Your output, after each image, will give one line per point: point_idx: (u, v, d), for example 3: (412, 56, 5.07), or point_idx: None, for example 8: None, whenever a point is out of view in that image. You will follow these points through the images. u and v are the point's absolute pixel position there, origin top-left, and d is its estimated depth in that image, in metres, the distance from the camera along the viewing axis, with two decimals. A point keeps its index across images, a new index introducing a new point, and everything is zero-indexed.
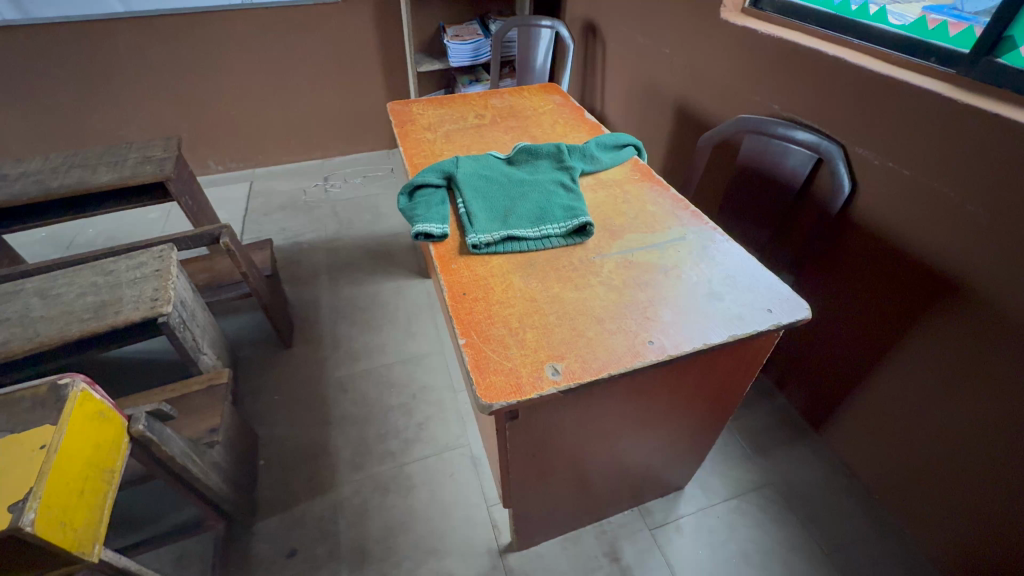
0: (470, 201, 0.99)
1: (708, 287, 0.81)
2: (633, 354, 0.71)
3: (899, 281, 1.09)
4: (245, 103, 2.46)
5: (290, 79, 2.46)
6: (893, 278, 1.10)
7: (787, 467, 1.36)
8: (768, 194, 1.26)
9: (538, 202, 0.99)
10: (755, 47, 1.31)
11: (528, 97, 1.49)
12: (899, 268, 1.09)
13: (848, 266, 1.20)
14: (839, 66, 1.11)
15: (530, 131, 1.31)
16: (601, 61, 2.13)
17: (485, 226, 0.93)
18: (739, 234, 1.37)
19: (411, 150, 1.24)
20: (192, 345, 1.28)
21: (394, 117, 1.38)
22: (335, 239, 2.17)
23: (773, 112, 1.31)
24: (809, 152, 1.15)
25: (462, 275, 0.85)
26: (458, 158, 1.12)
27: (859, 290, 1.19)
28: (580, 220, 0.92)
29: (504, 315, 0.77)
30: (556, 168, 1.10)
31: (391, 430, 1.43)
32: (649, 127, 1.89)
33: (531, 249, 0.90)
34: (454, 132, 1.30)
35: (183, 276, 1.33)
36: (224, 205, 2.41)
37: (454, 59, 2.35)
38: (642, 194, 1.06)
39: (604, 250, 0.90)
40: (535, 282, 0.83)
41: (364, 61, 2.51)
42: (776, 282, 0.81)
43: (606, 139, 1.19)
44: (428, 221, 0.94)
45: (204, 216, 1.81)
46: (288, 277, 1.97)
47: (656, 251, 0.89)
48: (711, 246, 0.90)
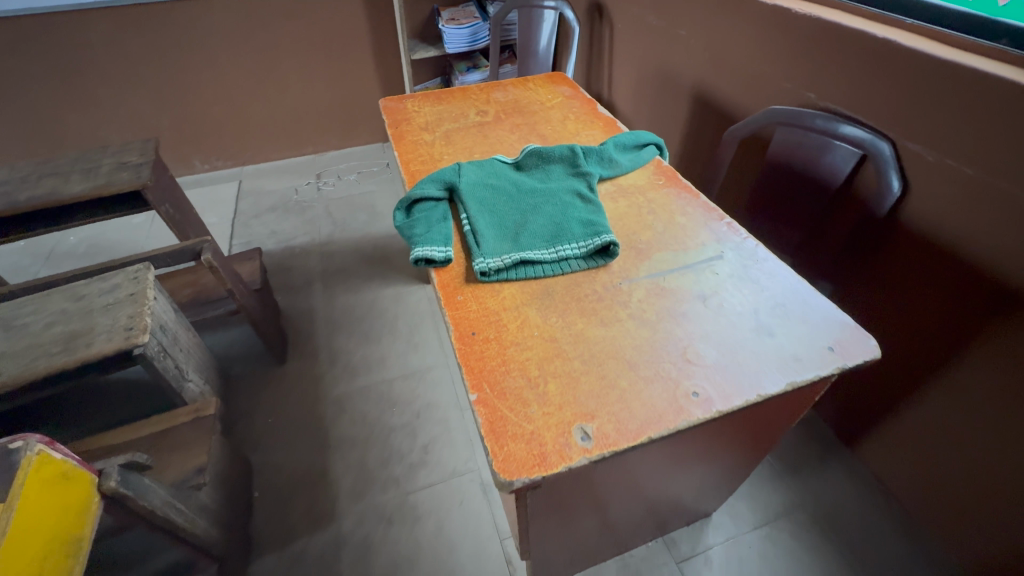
0: (477, 217, 0.87)
1: (755, 320, 0.70)
2: (675, 410, 0.60)
3: (953, 296, 0.98)
4: (231, 97, 2.32)
5: (277, 70, 2.30)
6: (946, 291, 0.99)
7: (820, 489, 1.26)
8: (803, 194, 1.14)
9: (554, 217, 0.87)
10: (787, 28, 1.17)
11: (534, 89, 1.35)
12: (954, 281, 0.97)
13: (892, 275, 1.09)
14: (889, 49, 0.97)
15: (538, 129, 1.18)
16: (608, 44, 1.98)
17: (494, 248, 0.82)
18: (769, 236, 1.25)
19: (406, 154, 1.11)
20: (175, 373, 1.17)
21: (387, 116, 1.25)
22: (329, 243, 2.05)
23: (809, 101, 1.17)
24: (853, 148, 1.03)
25: (470, 309, 0.74)
26: (460, 165, 0.99)
27: (903, 302, 1.08)
28: (603, 239, 0.80)
29: (521, 361, 0.66)
30: (570, 174, 0.97)
31: (393, 454, 1.34)
32: (663, 116, 1.75)
33: (547, 275, 0.78)
34: (454, 132, 1.18)
35: (163, 297, 1.22)
36: (212, 207, 2.28)
37: (450, 45, 2.19)
38: (669, 202, 0.94)
39: (630, 274, 0.79)
40: (554, 317, 0.72)
41: (354, 49, 2.35)
42: (834, 313, 0.71)
43: (624, 138, 1.06)
44: (429, 243, 0.83)
45: (188, 224, 1.69)
46: (280, 286, 1.85)
47: (692, 274, 0.78)
48: (754, 267, 0.78)
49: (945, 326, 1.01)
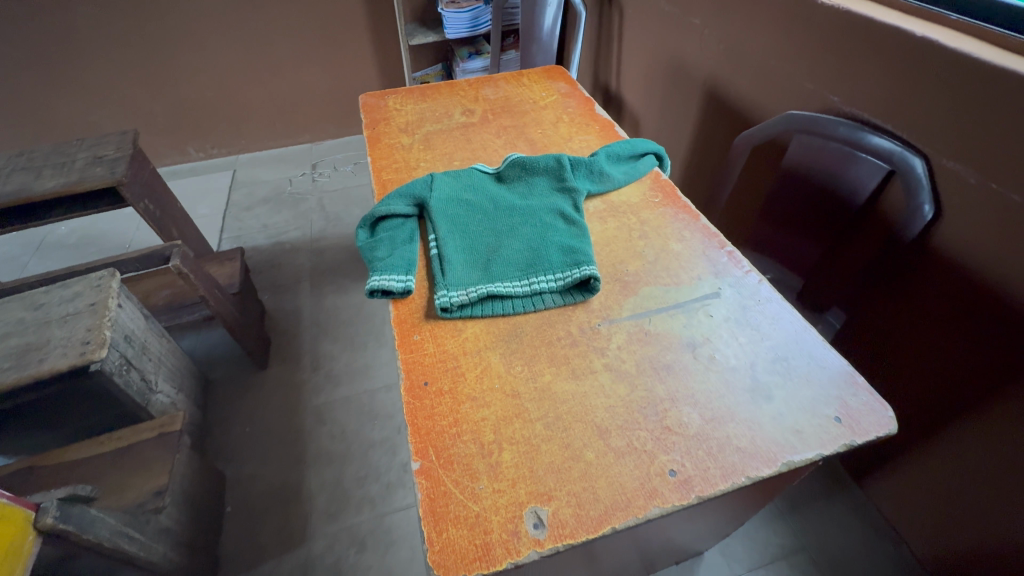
0: (445, 240, 0.78)
1: (750, 378, 0.60)
2: (647, 493, 0.51)
3: (982, 338, 0.86)
4: (224, 83, 2.23)
5: (270, 55, 2.20)
6: (974, 331, 0.87)
7: (824, 529, 1.17)
8: (820, 211, 1.03)
9: (531, 241, 0.78)
10: (813, 21, 1.04)
11: (527, 85, 1.24)
12: (982, 321, 0.85)
13: (911, 307, 0.97)
14: (932, 49, 0.84)
15: (527, 133, 1.07)
16: (617, 30, 1.83)
17: (460, 278, 0.73)
18: (779, 255, 1.13)
19: (380, 160, 1.02)
20: (140, 386, 1.12)
21: (366, 114, 1.16)
22: (320, 239, 1.97)
23: (833, 105, 1.04)
24: (880, 163, 0.90)
25: (426, 351, 0.65)
26: (434, 176, 0.90)
27: (922, 338, 0.96)
28: (583, 272, 0.71)
29: (475, 421, 0.58)
30: (554, 188, 0.87)
31: (371, 472, 1.28)
32: (672, 112, 1.60)
33: (517, 312, 0.70)
34: (435, 134, 1.08)
35: (131, 305, 1.16)
36: (205, 197, 2.22)
37: (450, 30, 2.06)
38: (664, 224, 0.83)
39: (611, 313, 0.69)
40: (519, 366, 0.63)
41: (350, 33, 2.23)
42: (845, 373, 0.60)
43: (619, 146, 0.95)
44: (388, 271, 0.74)
45: (169, 219, 1.62)
46: (266, 285, 1.78)
47: (682, 316, 0.68)
48: (754, 309, 0.68)
49: (969, 369, 0.89)
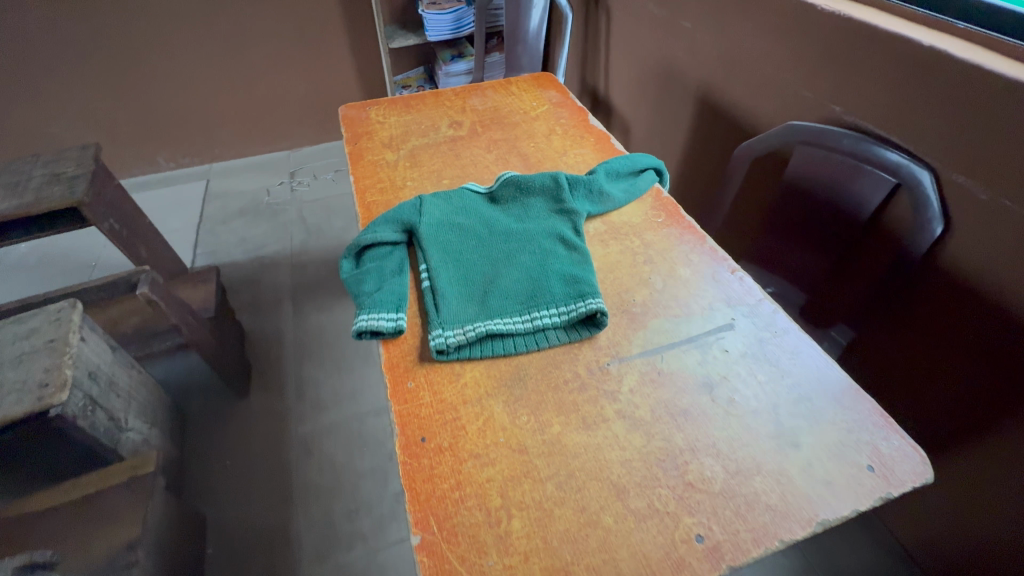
0: (437, 271, 0.72)
1: (773, 423, 0.56)
2: (673, 565, 0.46)
3: (991, 358, 0.83)
4: (194, 90, 2.12)
5: (242, 59, 2.10)
6: (982, 351, 0.84)
7: (831, 547, 1.15)
8: (824, 224, 1.00)
9: (530, 271, 0.73)
10: (812, 29, 1.00)
11: (516, 94, 1.19)
12: (990, 340, 0.83)
13: (916, 325, 0.94)
14: (940, 60, 0.81)
15: (519, 147, 1.02)
16: (604, 33, 1.78)
17: (455, 315, 0.67)
18: (780, 269, 1.10)
19: (364, 179, 0.95)
20: (107, 427, 1.03)
21: (347, 128, 1.09)
22: (300, 253, 1.88)
23: (834, 114, 1.01)
24: (887, 176, 0.87)
25: (421, 400, 0.60)
26: (422, 198, 0.84)
27: (927, 358, 0.93)
28: (589, 305, 0.65)
29: (479, 484, 0.52)
30: (552, 210, 0.82)
31: (362, 504, 1.22)
32: (662, 118, 1.56)
33: (519, 352, 0.64)
34: (421, 150, 1.01)
35: (95, 337, 1.07)
36: (177, 210, 2.11)
37: (431, 32, 1.98)
38: (669, 246, 0.79)
39: (620, 350, 0.64)
40: (525, 416, 0.58)
41: (327, 37, 2.14)
42: (872, 414, 0.56)
43: (618, 162, 0.90)
44: (376, 308, 0.68)
45: (137, 238, 1.52)
46: (244, 305, 1.70)
47: (696, 352, 0.64)
48: (771, 343, 0.64)
49: (978, 390, 0.86)
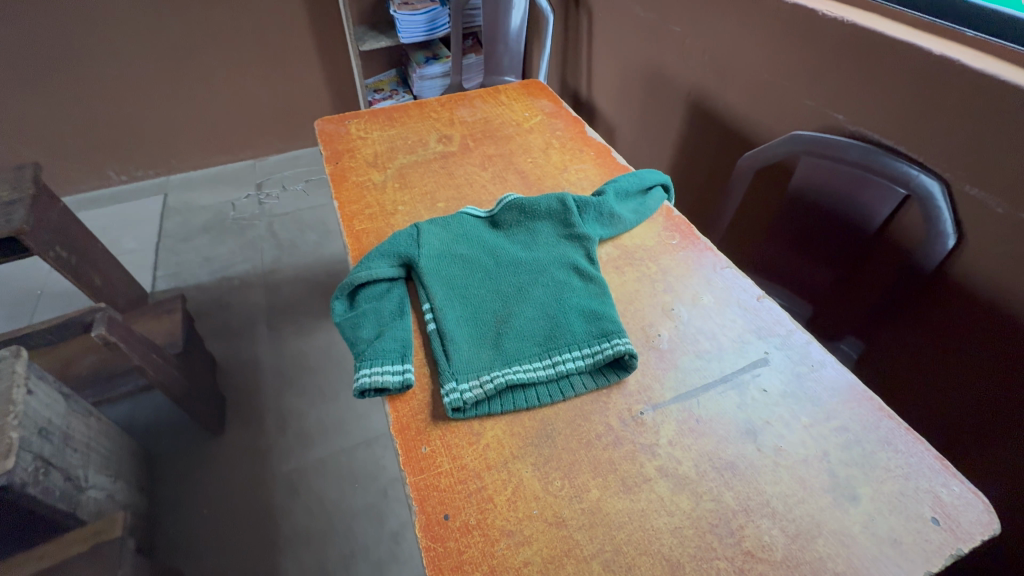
0: (443, 311, 0.65)
1: (826, 474, 0.52)
2: None
3: (1003, 372, 0.82)
4: (145, 97, 1.95)
5: (198, 63, 1.95)
6: (994, 365, 0.83)
7: None
8: (830, 236, 0.97)
9: (546, 307, 0.66)
10: (811, 36, 0.97)
11: (507, 104, 1.12)
12: (1001, 355, 0.82)
13: (924, 338, 0.93)
14: (952, 70, 0.78)
15: (516, 163, 0.95)
16: (586, 34, 1.72)
17: (468, 363, 0.60)
18: (785, 280, 1.07)
19: (349, 203, 0.86)
20: (64, 489, 0.91)
21: (326, 145, 0.99)
22: (272, 272, 1.76)
23: (836, 123, 0.98)
24: (898, 188, 0.85)
25: (440, 468, 0.53)
26: (419, 226, 0.76)
27: (934, 371, 0.92)
28: (616, 348, 0.60)
29: (517, 570, 0.46)
30: (561, 235, 0.76)
31: (357, 548, 1.13)
32: (650, 122, 1.52)
33: (542, 404, 0.58)
34: (410, 168, 0.93)
35: (43, 387, 0.94)
36: (133, 228, 1.95)
37: (405, 34, 1.88)
38: (688, 272, 0.74)
39: (652, 395, 0.59)
40: (558, 480, 0.52)
41: (291, 39, 2.01)
42: (927, 456, 0.53)
43: (626, 180, 0.84)
44: (378, 360, 0.60)
45: (88, 265, 1.38)
46: (213, 331, 1.57)
47: (733, 394, 0.59)
48: (810, 379, 0.60)
49: (988, 404, 0.85)
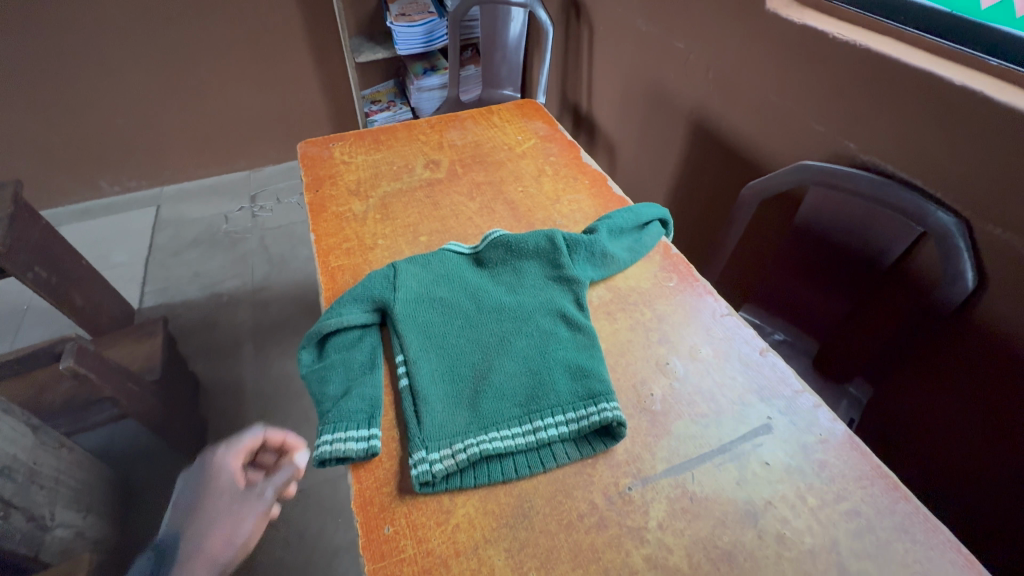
0: (417, 365, 0.60)
1: (836, 569, 0.46)
2: None
3: (1011, 441, 0.76)
4: (139, 108, 1.93)
5: (193, 73, 1.91)
6: (1000, 430, 0.77)
7: None
8: (840, 272, 0.92)
9: (528, 362, 0.61)
10: (821, 60, 0.91)
11: (499, 126, 1.07)
12: (1009, 421, 0.76)
13: (935, 395, 0.86)
14: (974, 102, 0.72)
15: (506, 192, 0.90)
16: (585, 48, 1.66)
17: (440, 428, 0.55)
18: (792, 315, 1.01)
19: (327, 235, 0.82)
20: (25, 531, 0.86)
21: (307, 170, 0.95)
22: (262, 289, 1.72)
23: (847, 151, 0.92)
24: (914, 225, 0.79)
25: (403, 554, 0.48)
26: (396, 266, 0.71)
27: (942, 429, 0.85)
28: (604, 415, 0.55)
29: None
30: (549, 277, 0.71)
31: None
32: (652, 140, 1.46)
33: (520, 477, 0.53)
34: (394, 197, 0.88)
35: (7, 420, 0.89)
36: (124, 241, 1.92)
37: (401, 45, 1.83)
38: (686, 319, 0.69)
39: (642, 467, 0.54)
40: (533, 571, 0.47)
41: (286, 50, 1.98)
42: (949, 550, 0.47)
43: (620, 216, 0.79)
44: (343, 423, 0.55)
45: (70, 284, 1.34)
46: (198, 351, 1.52)
47: (732, 466, 0.53)
48: (818, 451, 0.54)
49: (993, 474, 0.79)
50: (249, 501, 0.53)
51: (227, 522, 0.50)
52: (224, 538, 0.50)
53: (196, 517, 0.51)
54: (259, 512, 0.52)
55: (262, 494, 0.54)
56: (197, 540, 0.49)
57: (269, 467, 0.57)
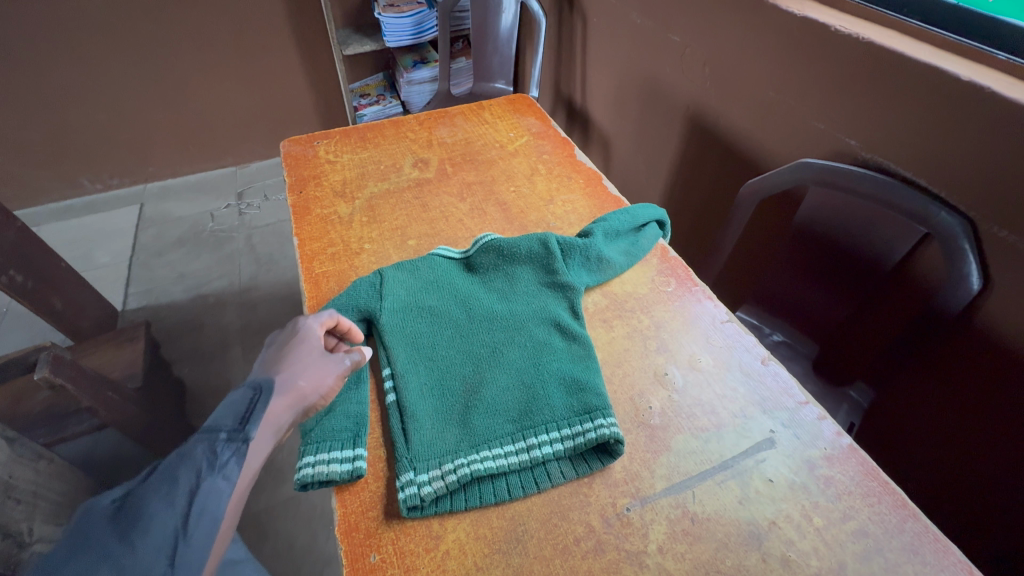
0: (405, 379, 0.58)
1: None
2: None
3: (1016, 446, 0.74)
4: (120, 103, 1.86)
5: (174, 66, 1.85)
6: (1002, 436, 0.76)
7: None
8: (840, 273, 0.89)
9: (522, 374, 0.58)
10: (823, 54, 0.88)
11: (490, 123, 1.03)
12: (1014, 425, 0.74)
13: (936, 400, 0.84)
14: (983, 98, 0.69)
15: (498, 192, 0.87)
16: (579, 40, 1.62)
17: (429, 447, 0.52)
18: (790, 317, 0.99)
19: (311, 239, 0.78)
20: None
21: (291, 169, 0.91)
22: (250, 289, 1.68)
23: (848, 149, 0.89)
24: (919, 225, 0.77)
25: None
26: (383, 273, 0.68)
27: (942, 434, 0.84)
28: (601, 432, 0.52)
29: None
30: (543, 283, 0.68)
31: None
32: (647, 136, 1.43)
33: (514, 498, 0.50)
34: (381, 199, 0.85)
35: None
36: (106, 241, 1.87)
37: (390, 37, 1.78)
38: (685, 326, 0.66)
39: (641, 486, 0.51)
40: None
41: (272, 42, 1.92)
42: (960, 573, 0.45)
43: (616, 218, 0.76)
44: (326, 444, 0.52)
45: (48, 288, 1.29)
46: (185, 355, 1.48)
47: (735, 484, 0.51)
48: (822, 467, 0.52)
49: (992, 480, 0.78)
50: (332, 360, 0.56)
51: (314, 371, 0.53)
52: (313, 385, 0.53)
53: (287, 362, 0.53)
54: (340, 369, 0.55)
55: (341, 358, 0.56)
56: (288, 378, 0.52)
57: (337, 346, 0.60)
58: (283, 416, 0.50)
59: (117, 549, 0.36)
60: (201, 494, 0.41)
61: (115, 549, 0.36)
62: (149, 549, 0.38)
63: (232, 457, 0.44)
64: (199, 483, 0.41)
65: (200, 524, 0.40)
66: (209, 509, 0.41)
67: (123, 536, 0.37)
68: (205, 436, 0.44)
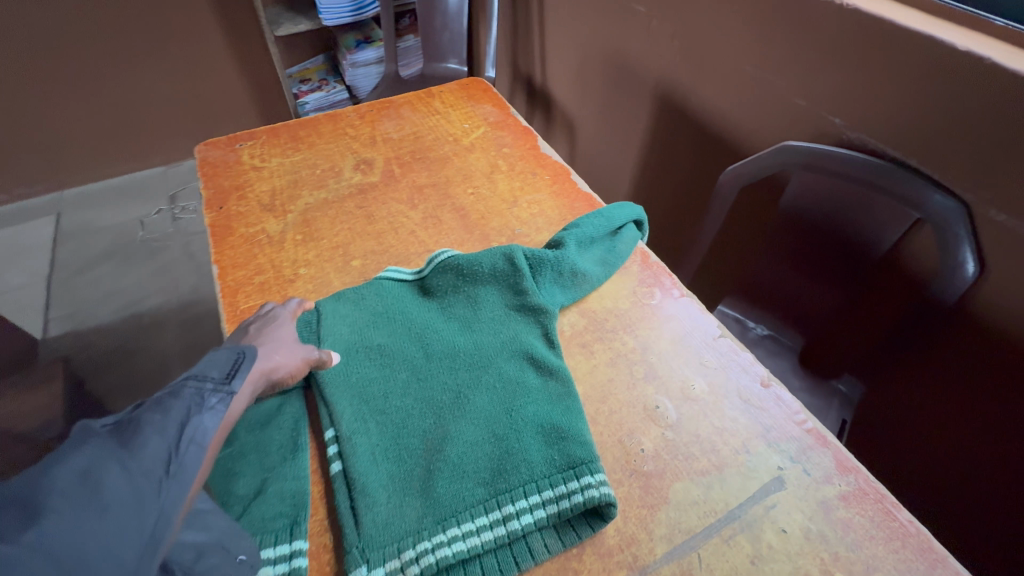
0: (353, 442, 0.48)
1: None
2: None
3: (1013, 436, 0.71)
4: (17, 101, 1.61)
5: (76, 55, 1.61)
6: (999, 426, 0.73)
7: None
8: (827, 263, 0.84)
9: (492, 423, 0.50)
10: (805, 23, 0.79)
11: (442, 113, 0.91)
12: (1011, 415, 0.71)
13: (928, 391, 0.80)
14: (983, 71, 0.63)
15: (454, 196, 0.76)
16: (535, 12, 1.49)
17: (385, 528, 0.43)
18: (776, 310, 0.94)
19: (235, 266, 0.66)
20: None
21: (208, 180, 0.77)
22: (191, 305, 1.52)
23: (832, 128, 0.82)
24: (913, 210, 0.71)
25: None
26: (322, 308, 0.57)
27: (935, 426, 0.81)
28: (589, 494, 0.44)
29: None
30: (511, 305, 0.59)
31: None
32: (614, 116, 1.33)
33: None
34: (319, 211, 0.73)
35: None
36: (19, 260, 1.65)
37: (327, 15, 1.60)
38: (674, 343, 0.59)
39: (639, 553, 0.44)
40: None
41: (191, 24, 1.69)
42: None
43: (590, 221, 0.67)
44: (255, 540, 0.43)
45: None
46: (118, 386, 1.32)
47: (745, 540, 0.44)
48: (839, 509, 0.46)
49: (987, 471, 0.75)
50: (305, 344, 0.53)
51: (288, 349, 0.51)
52: (285, 364, 0.50)
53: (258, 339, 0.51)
54: (307, 355, 0.51)
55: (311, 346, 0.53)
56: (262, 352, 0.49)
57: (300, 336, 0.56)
58: (248, 386, 0.47)
59: (119, 452, 0.32)
60: (190, 427, 0.38)
61: (118, 452, 0.32)
62: (147, 460, 0.33)
63: (219, 402, 0.41)
64: (190, 416, 0.38)
65: (191, 454, 0.36)
66: (199, 440, 0.37)
67: (123, 443, 0.33)
68: (191, 381, 0.41)
